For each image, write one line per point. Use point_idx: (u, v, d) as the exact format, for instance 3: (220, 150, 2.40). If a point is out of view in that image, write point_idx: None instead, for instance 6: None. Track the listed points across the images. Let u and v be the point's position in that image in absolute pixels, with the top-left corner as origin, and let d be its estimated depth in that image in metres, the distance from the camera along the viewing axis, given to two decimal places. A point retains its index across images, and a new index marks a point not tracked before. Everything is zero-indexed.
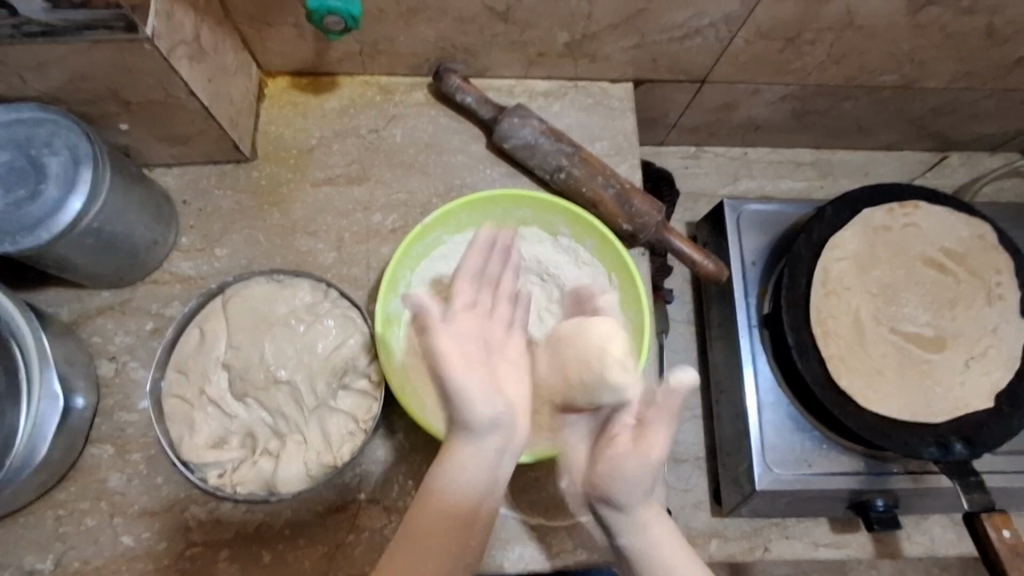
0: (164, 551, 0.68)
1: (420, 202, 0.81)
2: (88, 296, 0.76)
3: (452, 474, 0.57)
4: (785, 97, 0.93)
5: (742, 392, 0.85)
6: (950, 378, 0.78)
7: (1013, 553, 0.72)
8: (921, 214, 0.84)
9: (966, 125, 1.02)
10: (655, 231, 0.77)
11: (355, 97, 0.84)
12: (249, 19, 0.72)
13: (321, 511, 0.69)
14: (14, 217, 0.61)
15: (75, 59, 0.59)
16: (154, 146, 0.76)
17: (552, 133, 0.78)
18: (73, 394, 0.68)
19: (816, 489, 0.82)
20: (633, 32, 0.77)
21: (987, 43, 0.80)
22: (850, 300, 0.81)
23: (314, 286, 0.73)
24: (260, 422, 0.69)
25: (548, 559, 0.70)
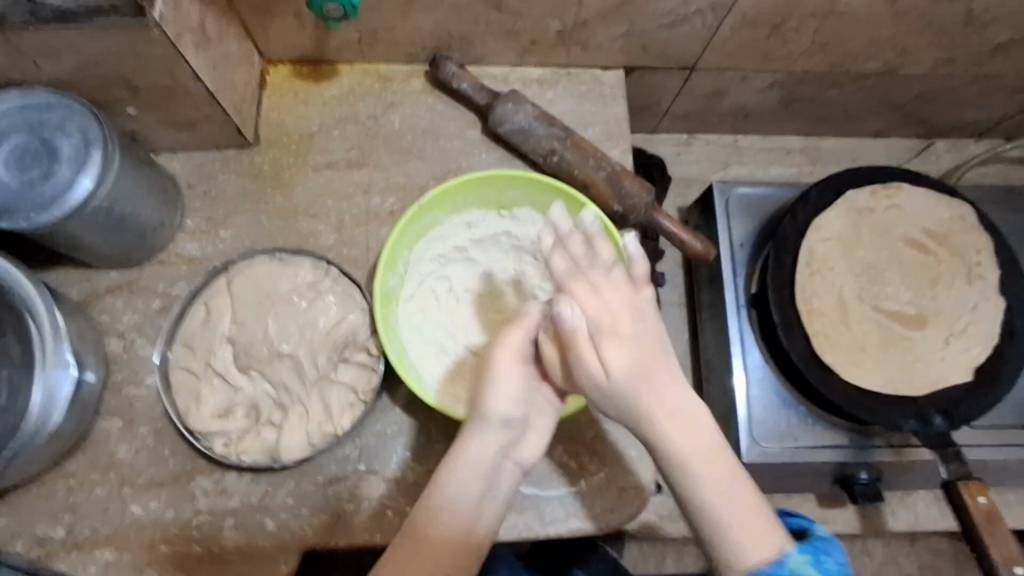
0: (172, 519, 0.71)
1: (418, 186, 0.84)
2: (95, 277, 0.79)
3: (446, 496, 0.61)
4: (773, 85, 0.96)
5: (730, 371, 0.88)
6: (930, 353, 0.81)
7: (989, 519, 0.74)
8: (903, 196, 0.87)
9: (950, 111, 1.04)
10: (644, 213, 0.79)
11: (353, 85, 0.86)
12: (251, 8, 0.75)
13: (323, 482, 0.72)
14: (29, 196, 0.64)
15: (86, 44, 0.62)
16: (160, 131, 0.78)
17: (545, 118, 0.80)
18: (84, 368, 0.71)
19: (801, 462, 0.85)
20: (623, 19, 0.79)
21: (966, 29, 0.83)
22: (833, 280, 0.83)
23: (316, 264, 0.75)
24: (264, 395, 0.72)
25: (543, 526, 0.73)
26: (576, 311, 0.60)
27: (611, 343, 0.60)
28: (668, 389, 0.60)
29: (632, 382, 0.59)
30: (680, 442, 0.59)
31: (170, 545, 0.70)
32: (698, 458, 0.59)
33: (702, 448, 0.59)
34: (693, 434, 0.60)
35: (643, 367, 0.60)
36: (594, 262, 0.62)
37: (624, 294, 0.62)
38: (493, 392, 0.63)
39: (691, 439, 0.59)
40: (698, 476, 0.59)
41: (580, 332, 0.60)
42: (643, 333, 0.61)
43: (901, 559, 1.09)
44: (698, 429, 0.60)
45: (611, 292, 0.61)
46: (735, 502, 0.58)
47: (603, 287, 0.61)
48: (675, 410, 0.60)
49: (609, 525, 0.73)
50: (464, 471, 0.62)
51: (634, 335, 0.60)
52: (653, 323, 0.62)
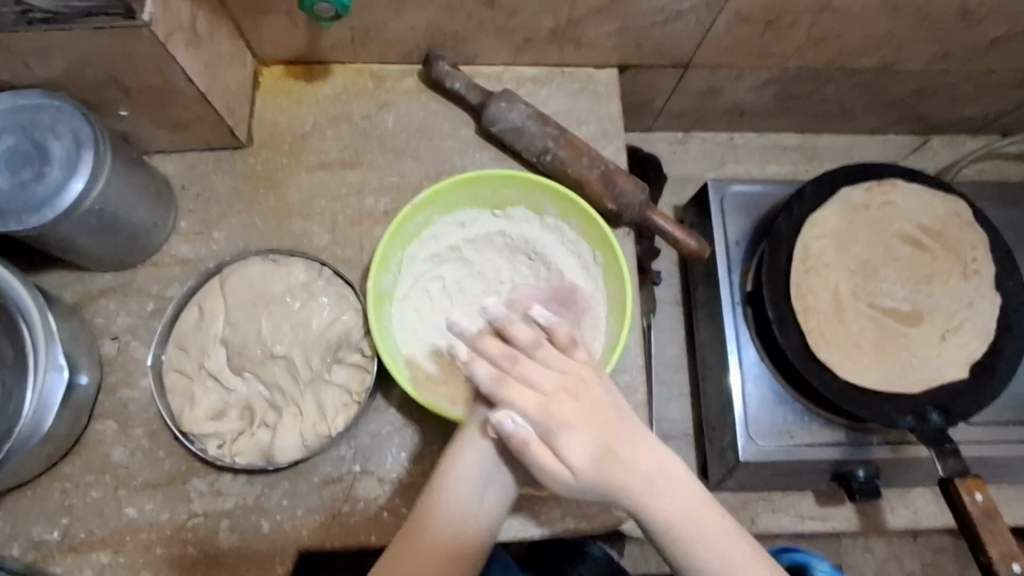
0: (167, 521, 0.71)
1: (412, 185, 0.83)
2: (89, 278, 0.78)
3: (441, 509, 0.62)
4: (767, 82, 0.96)
5: (726, 369, 0.88)
6: (926, 349, 0.80)
7: (985, 516, 0.73)
8: (899, 192, 0.86)
9: (946, 107, 1.04)
10: (638, 211, 0.79)
11: (347, 84, 0.86)
12: (243, 9, 0.75)
13: (318, 483, 0.72)
14: (20, 198, 0.64)
15: (76, 46, 0.62)
16: (153, 132, 0.78)
17: (539, 117, 0.80)
18: (77, 370, 0.71)
19: (798, 460, 0.84)
20: (616, 17, 0.79)
21: (960, 24, 0.83)
22: (829, 277, 0.83)
23: (309, 265, 0.75)
24: (258, 396, 0.72)
25: (538, 526, 0.73)
26: (517, 418, 0.60)
27: (575, 433, 0.61)
28: (634, 438, 0.62)
29: (597, 474, 0.60)
30: (658, 500, 0.61)
31: (165, 547, 0.70)
32: (668, 507, 0.61)
33: (681, 504, 0.62)
34: (661, 484, 0.62)
35: (608, 449, 0.61)
36: (537, 348, 0.62)
37: (564, 370, 0.62)
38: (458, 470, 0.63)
39: (674, 495, 0.62)
40: (667, 522, 0.61)
41: (528, 441, 0.60)
42: (598, 396, 0.62)
43: (900, 556, 1.09)
44: (669, 477, 0.62)
45: (552, 357, 0.62)
46: (707, 540, 0.61)
47: (543, 358, 0.62)
48: (655, 472, 0.62)
49: (604, 526, 0.73)
50: (461, 483, 0.63)
51: (586, 416, 0.61)
52: (597, 394, 0.62)
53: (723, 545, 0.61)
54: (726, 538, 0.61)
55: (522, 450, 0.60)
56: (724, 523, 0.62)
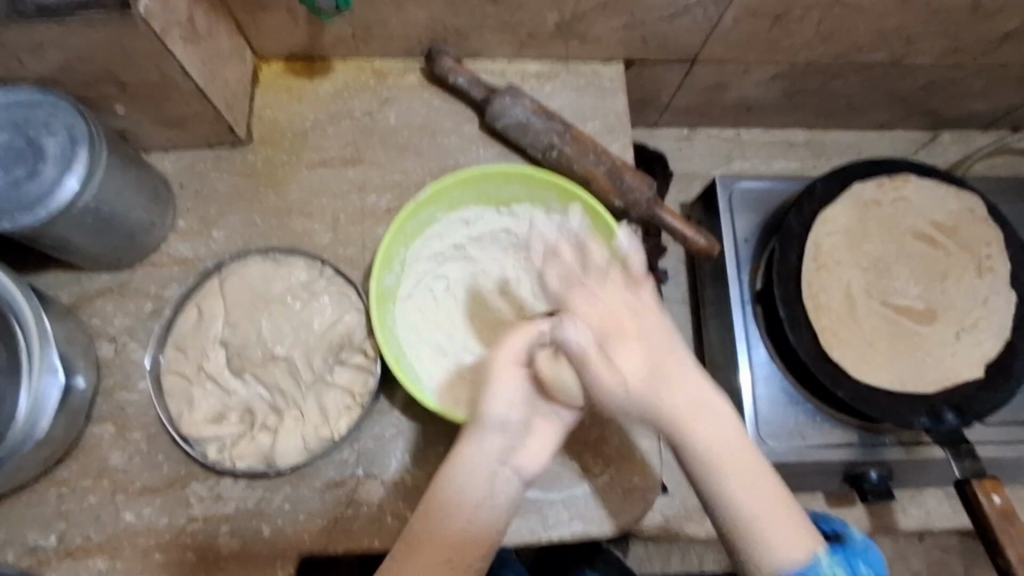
0: (166, 526, 0.69)
1: (415, 182, 0.82)
2: (86, 279, 0.77)
3: (456, 476, 0.61)
4: (776, 77, 0.94)
5: (736, 369, 0.86)
6: (940, 348, 0.79)
7: (1004, 518, 0.72)
8: (911, 188, 0.85)
9: (957, 102, 1.02)
10: (646, 208, 0.78)
11: (348, 80, 0.85)
12: (242, 4, 0.73)
13: (320, 487, 0.70)
14: (14, 196, 0.62)
15: (70, 40, 0.60)
16: (150, 129, 0.77)
17: (544, 113, 0.78)
18: (74, 373, 0.69)
19: (810, 461, 0.83)
20: (622, 11, 0.78)
21: (973, 16, 0.81)
22: (841, 275, 0.81)
23: (310, 264, 0.74)
24: (258, 398, 0.70)
25: (546, 530, 0.71)
26: (585, 331, 0.59)
27: (630, 344, 0.59)
28: (682, 383, 0.59)
29: (649, 387, 0.58)
30: (706, 439, 0.58)
31: (164, 552, 0.69)
32: (718, 442, 0.58)
33: (722, 447, 0.58)
34: (705, 423, 0.58)
35: (657, 367, 0.59)
36: (589, 269, 0.61)
37: (627, 294, 0.61)
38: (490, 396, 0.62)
39: (712, 428, 0.58)
40: (721, 473, 0.58)
41: (586, 357, 0.58)
42: (649, 352, 0.59)
43: (910, 557, 1.07)
44: (717, 417, 0.59)
45: (613, 295, 0.60)
46: (755, 488, 0.58)
47: (609, 287, 0.60)
48: (699, 400, 0.59)
49: (613, 528, 0.72)
50: (479, 462, 0.61)
51: (642, 347, 0.59)
52: (657, 327, 0.60)
53: (780, 525, 0.57)
54: (768, 512, 0.57)
55: (583, 364, 0.58)
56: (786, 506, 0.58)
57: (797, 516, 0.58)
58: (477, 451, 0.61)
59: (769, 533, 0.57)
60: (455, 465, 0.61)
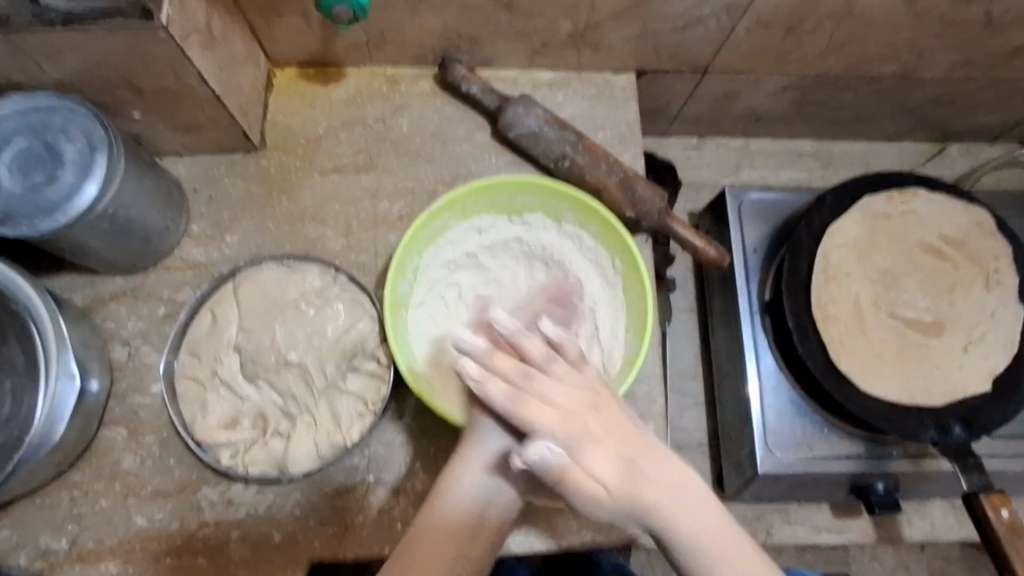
0: (178, 530, 0.70)
1: (427, 190, 0.82)
2: (99, 283, 0.77)
3: (451, 495, 0.63)
4: (786, 88, 0.94)
5: (744, 378, 0.87)
6: (948, 361, 0.79)
7: (1012, 533, 0.72)
8: (920, 201, 0.85)
9: (965, 115, 1.03)
10: (658, 218, 0.78)
11: (361, 87, 0.85)
12: (258, 11, 0.74)
13: (331, 493, 0.71)
14: (33, 201, 0.63)
15: (91, 47, 0.61)
16: (165, 134, 0.77)
17: (557, 122, 0.79)
18: (88, 376, 0.70)
19: (817, 472, 0.83)
20: (635, 21, 0.78)
21: (984, 30, 0.81)
22: (850, 286, 0.82)
23: (323, 271, 0.74)
24: (271, 404, 0.70)
25: (554, 539, 0.72)
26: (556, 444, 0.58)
27: (601, 446, 0.60)
28: (660, 492, 0.61)
29: (626, 484, 0.60)
30: (669, 505, 0.61)
31: (176, 556, 0.69)
32: (682, 518, 0.61)
33: (665, 495, 0.61)
34: (672, 477, 0.62)
35: (627, 463, 0.60)
36: (551, 362, 0.62)
37: (585, 386, 0.62)
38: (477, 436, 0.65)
39: (687, 511, 0.61)
40: (668, 517, 0.61)
41: (561, 472, 0.58)
42: (613, 420, 0.61)
43: (912, 566, 1.08)
44: (671, 467, 0.62)
45: (564, 388, 0.61)
46: (717, 537, 0.62)
47: (568, 372, 0.62)
48: (676, 488, 0.62)
49: (623, 537, 0.72)
50: (471, 472, 0.64)
51: (606, 449, 0.60)
52: (613, 411, 0.62)
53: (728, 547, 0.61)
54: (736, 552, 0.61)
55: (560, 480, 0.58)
56: (714, 510, 0.62)
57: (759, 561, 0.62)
58: (470, 467, 0.64)
59: (727, 573, 0.60)
60: (452, 489, 0.64)
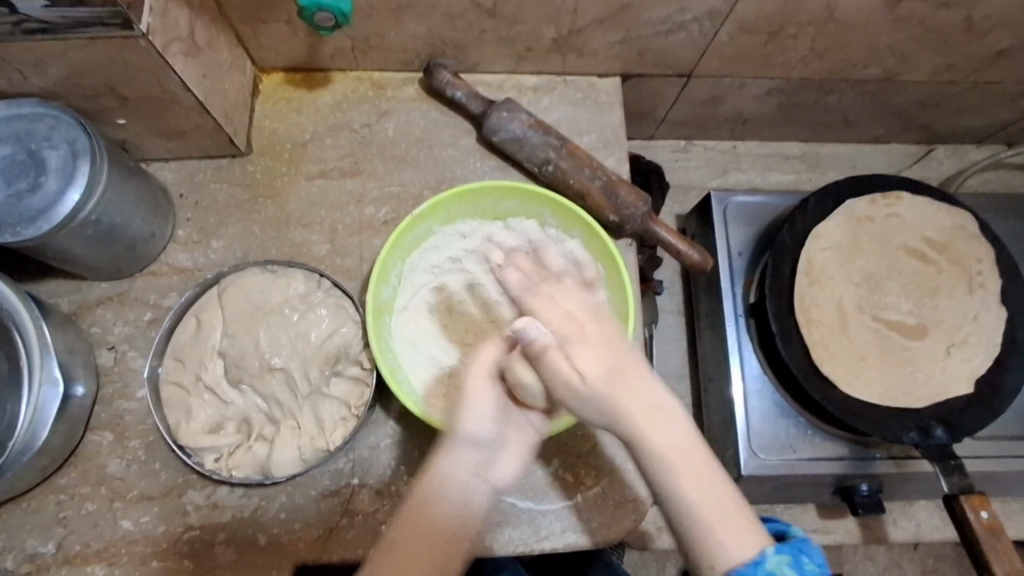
0: (163, 534, 0.70)
1: (412, 195, 0.83)
2: (86, 288, 0.78)
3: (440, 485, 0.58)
4: (771, 91, 0.95)
5: (728, 381, 0.87)
6: (930, 363, 0.80)
7: (989, 534, 0.73)
8: (903, 204, 0.86)
9: (951, 118, 1.03)
10: (640, 222, 0.79)
11: (347, 92, 0.85)
12: (242, 17, 0.74)
13: (315, 496, 0.71)
14: (15, 209, 0.63)
15: (72, 56, 0.61)
16: (151, 140, 0.77)
17: (541, 127, 0.79)
18: (73, 381, 0.70)
19: (800, 474, 0.84)
20: (618, 26, 0.78)
21: (966, 34, 0.82)
22: (833, 289, 0.82)
23: (308, 276, 0.75)
24: (255, 409, 0.71)
25: (538, 541, 0.72)
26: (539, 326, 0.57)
27: (587, 345, 0.57)
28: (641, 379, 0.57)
29: (605, 383, 0.56)
30: (665, 429, 0.56)
31: (161, 559, 0.69)
32: (667, 448, 0.55)
33: (670, 439, 0.56)
34: (660, 426, 0.56)
35: (613, 366, 0.57)
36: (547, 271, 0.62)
37: (585, 300, 0.60)
38: (465, 416, 0.59)
39: (667, 430, 0.56)
40: (675, 470, 0.55)
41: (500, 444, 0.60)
42: (592, 318, 0.59)
43: (900, 566, 1.08)
44: (671, 419, 0.56)
45: (571, 298, 0.60)
46: (709, 496, 0.54)
47: (569, 284, 0.61)
48: (657, 405, 0.57)
49: (605, 539, 0.73)
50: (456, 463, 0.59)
51: (598, 344, 0.57)
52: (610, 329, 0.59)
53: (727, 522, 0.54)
54: (725, 512, 0.54)
55: (540, 358, 0.56)
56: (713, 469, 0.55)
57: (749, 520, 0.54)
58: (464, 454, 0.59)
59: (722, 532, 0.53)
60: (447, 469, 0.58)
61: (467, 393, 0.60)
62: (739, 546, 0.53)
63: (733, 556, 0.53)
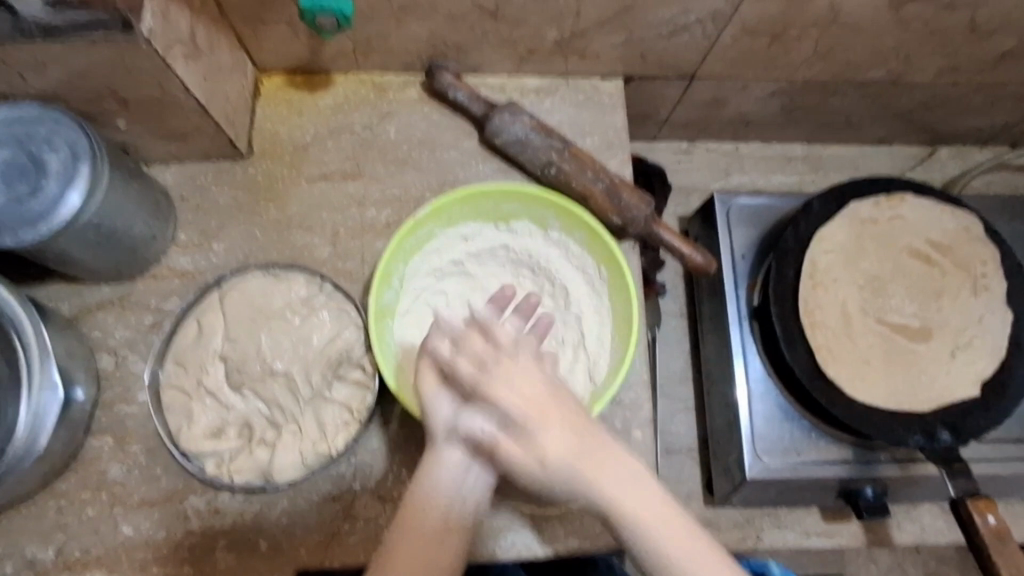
0: (164, 539, 0.70)
1: (414, 198, 0.82)
2: (86, 291, 0.77)
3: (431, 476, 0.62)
4: (774, 93, 0.95)
5: (733, 385, 0.87)
6: (935, 366, 0.79)
7: (998, 539, 0.72)
8: (907, 206, 0.85)
9: (955, 119, 1.03)
10: (644, 225, 0.78)
11: (349, 94, 0.85)
12: (243, 19, 0.73)
13: (317, 501, 0.71)
14: (16, 212, 0.63)
15: (73, 59, 0.61)
16: (151, 143, 0.77)
17: (543, 129, 0.79)
18: (73, 386, 0.69)
19: (805, 478, 0.83)
20: (621, 28, 0.78)
21: (970, 36, 0.81)
22: (838, 292, 0.82)
23: (309, 279, 0.74)
24: (257, 413, 0.71)
25: (542, 545, 0.72)
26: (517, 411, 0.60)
27: (552, 427, 0.60)
28: (604, 475, 0.59)
29: (569, 474, 0.59)
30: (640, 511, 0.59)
31: (162, 565, 0.69)
32: (649, 519, 0.58)
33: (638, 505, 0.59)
34: (635, 498, 0.59)
35: (579, 448, 0.59)
36: (500, 351, 0.63)
37: (542, 379, 0.62)
38: (432, 417, 0.64)
39: (634, 500, 0.59)
40: (641, 530, 0.58)
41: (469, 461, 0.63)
42: (559, 416, 0.60)
43: (904, 568, 1.08)
44: (621, 466, 0.60)
45: (528, 375, 0.61)
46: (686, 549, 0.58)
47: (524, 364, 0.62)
48: (626, 491, 0.59)
49: (609, 544, 0.72)
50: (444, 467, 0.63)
51: (564, 429, 0.60)
52: (553, 410, 0.60)
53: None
54: (701, 561, 0.58)
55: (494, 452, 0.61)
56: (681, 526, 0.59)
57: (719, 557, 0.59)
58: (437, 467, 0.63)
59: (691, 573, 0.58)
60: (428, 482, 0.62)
61: (428, 454, 0.64)
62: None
63: None
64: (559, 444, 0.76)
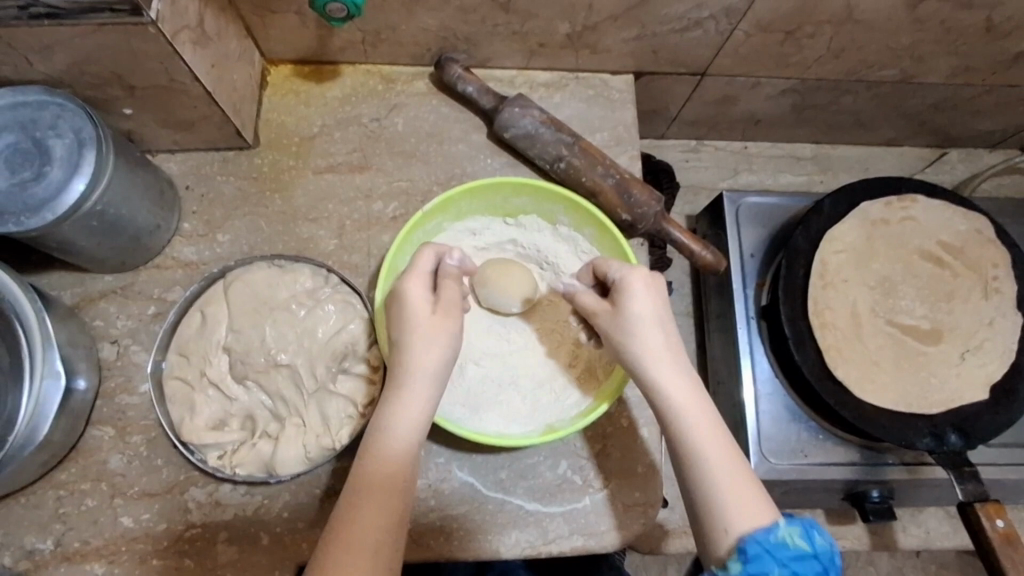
0: (164, 532, 0.69)
1: (421, 191, 0.82)
2: (88, 280, 0.76)
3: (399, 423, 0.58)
4: (785, 91, 0.94)
5: (740, 384, 0.86)
6: (944, 369, 0.79)
7: (1006, 543, 0.72)
8: (919, 207, 0.84)
9: (966, 121, 1.02)
10: (653, 222, 0.77)
11: (357, 86, 0.84)
12: (252, 7, 0.73)
13: (320, 495, 0.70)
14: (19, 198, 0.62)
15: (79, 42, 0.60)
16: (157, 131, 0.76)
17: (553, 123, 0.78)
18: (75, 375, 0.69)
19: (811, 479, 0.83)
20: (633, 23, 0.77)
21: (985, 36, 0.80)
22: (847, 293, 0.81)
23: (315, 271, 0.73)
24: (260, 405, 0.70)
25: (545, 543, 0.71)
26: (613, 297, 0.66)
27: (645, 312, 0.63)
28: (668, 353, 0.62)
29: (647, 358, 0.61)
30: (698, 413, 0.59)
31: (162, 558, 0.68)
32: (698, 424, 0.58)
33: (695, 399, 0.60)
34: (687, 400, 0.59)
35: (656, 343, 0.62)
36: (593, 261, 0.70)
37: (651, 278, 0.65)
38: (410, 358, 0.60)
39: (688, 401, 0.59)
40: (694, 424, 0.58)
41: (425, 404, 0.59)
42: (647, 306, 0.63)
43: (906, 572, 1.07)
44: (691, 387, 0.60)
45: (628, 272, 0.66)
46: (723, 465, 0.57)
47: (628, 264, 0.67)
48: (686, 398, 0.60)
49: (613, 544, 0.72)
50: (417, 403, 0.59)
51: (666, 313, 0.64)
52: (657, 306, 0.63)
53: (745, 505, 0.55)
54: (736, 479, 0.56)
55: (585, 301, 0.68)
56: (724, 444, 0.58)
57: (755, 494, 0.55)
58: (419, 393, 0.59)
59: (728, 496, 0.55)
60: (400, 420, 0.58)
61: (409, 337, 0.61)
62: (749, 517, 0.54)
63: (743, 523, 0.54)
64: (565, 440, 0.75)
